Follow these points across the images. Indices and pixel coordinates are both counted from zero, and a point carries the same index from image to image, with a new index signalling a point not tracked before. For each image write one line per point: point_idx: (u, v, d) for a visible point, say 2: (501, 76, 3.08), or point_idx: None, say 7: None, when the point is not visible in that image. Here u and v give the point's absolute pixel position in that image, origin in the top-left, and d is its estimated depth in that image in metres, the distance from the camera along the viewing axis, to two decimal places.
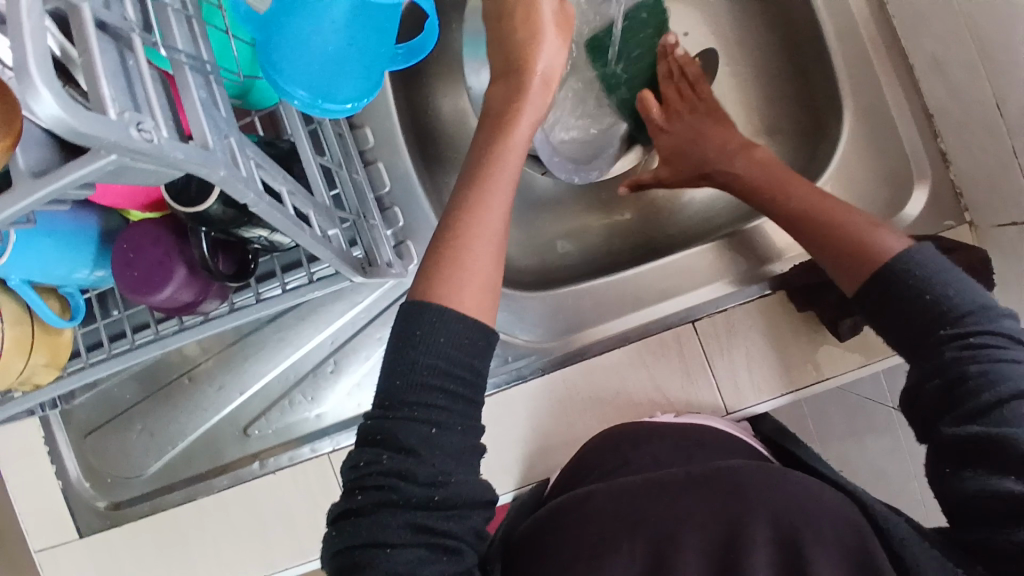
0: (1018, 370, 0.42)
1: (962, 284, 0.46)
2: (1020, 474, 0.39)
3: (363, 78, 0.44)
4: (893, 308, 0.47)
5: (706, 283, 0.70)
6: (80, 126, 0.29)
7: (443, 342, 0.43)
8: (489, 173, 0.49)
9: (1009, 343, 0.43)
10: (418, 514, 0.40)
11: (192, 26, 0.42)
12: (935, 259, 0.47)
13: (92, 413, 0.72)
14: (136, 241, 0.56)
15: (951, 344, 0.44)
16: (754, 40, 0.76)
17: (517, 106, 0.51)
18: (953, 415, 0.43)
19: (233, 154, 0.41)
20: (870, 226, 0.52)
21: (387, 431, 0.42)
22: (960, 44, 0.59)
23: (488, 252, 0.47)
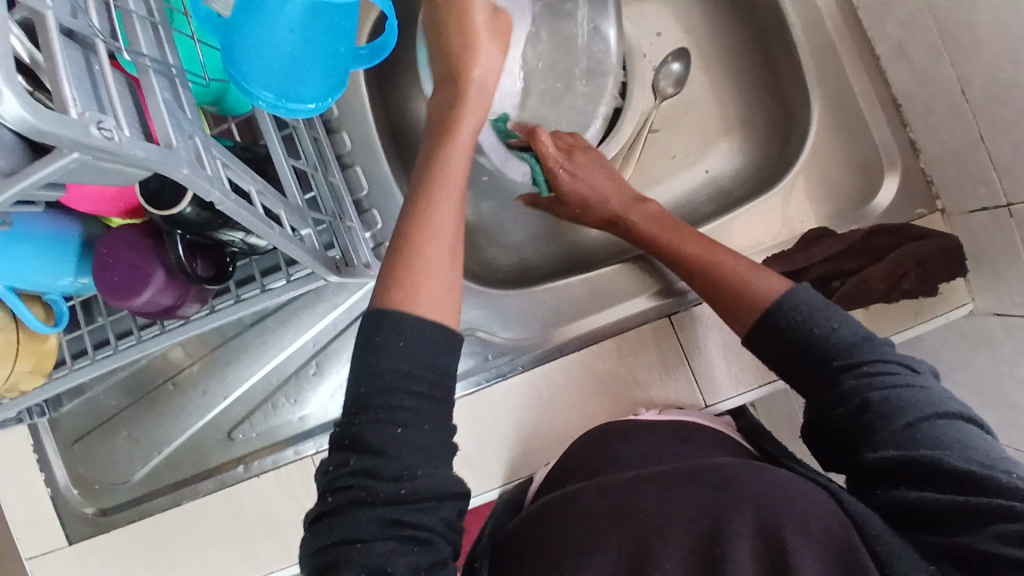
0: (913, 392, 0.45)
1: (842, 318, 0.50)
2: (945, 485, 0.40)
3: (326, 77, 0.45)
4: (782, 352, 0.51)
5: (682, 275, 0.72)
6: (42, 125, 0.30)
7: (404, 346, 0.43)
8: (441, 166, 0.50)
9: (896, 367, 0.47)
10: (387, 508, 0.41)
11: (158, 33, 0.43)
12: (814, 297, 0.52)
13: (79, 420, 0.73)
14: (114, 247, 0.57)
15: (848, 373, 0.47)
16: (725, 38, 0.77)
17: (458, 113, 0.53)
18: (868, 443, 0.45)
19: (198, 155, 0.42)
20: (751, 271, 0.56)
21: (353, 435, 0.43)
22: (923, 30, 0.60)
23: (444, 241, 0.47)
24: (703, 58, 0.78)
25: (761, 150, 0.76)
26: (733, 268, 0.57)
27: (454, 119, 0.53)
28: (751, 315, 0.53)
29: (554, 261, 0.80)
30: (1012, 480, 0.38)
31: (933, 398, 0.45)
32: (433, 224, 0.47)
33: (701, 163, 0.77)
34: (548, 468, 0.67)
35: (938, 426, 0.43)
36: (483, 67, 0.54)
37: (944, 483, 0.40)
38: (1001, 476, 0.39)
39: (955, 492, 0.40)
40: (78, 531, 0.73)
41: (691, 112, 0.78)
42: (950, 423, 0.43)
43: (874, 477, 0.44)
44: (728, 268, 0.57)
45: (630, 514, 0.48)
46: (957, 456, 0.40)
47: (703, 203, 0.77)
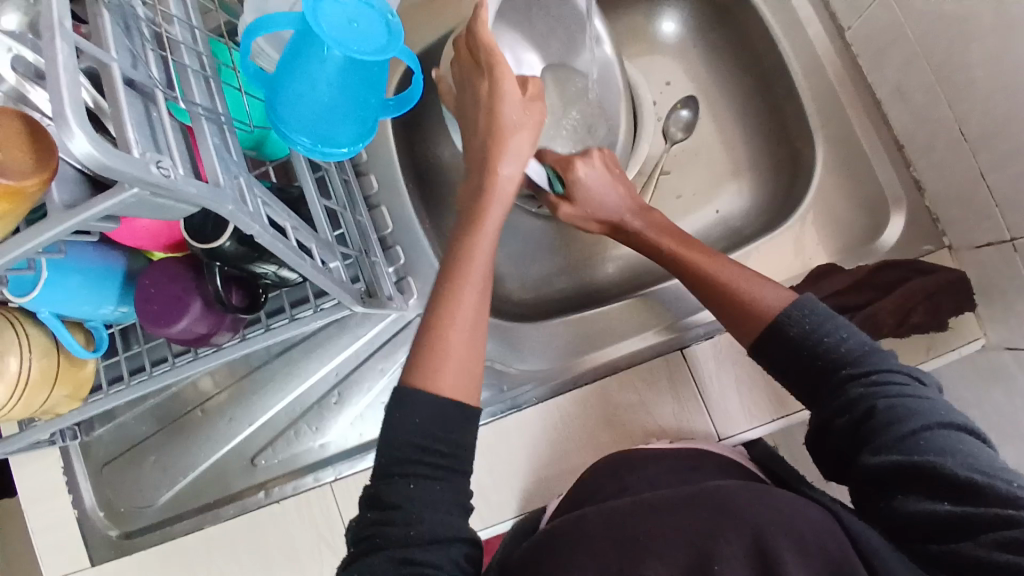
0: (916, 400, 0.49)
1: (848, 328, 0.54)
2: (952, 499, 0.44)
3: (357, 124, 0.49)
4: (788, 360, 0.55)
5: (694, 311, 0.74)
6: (108, 162, 0.34)
7: (417, 422, 0.46)
8: (468, 241, 0.54)
9: (902, 377, 0.51)
10: (399, 550, 0.43)
11: (210, 85, 0.47)
12: (817, 305, 0.56)
13: (110, 445, 0.76)
14: (157, 278, 0.60)
15: (855, 382, 0.51)
16: (731, 84, 0.81)
17: (482, 204, 0.55)
18: (871, 449, 0.48)
19: (242, 192, 0.46)
20: (755, 283, 0.60)
21: (372, 493, 0.46)
22: (919, 72, 0.63)
23: (473, 301, 0.51)
24: (713, 103, 0.82)
25: (770, 190, 0.78)
26: (735, 282, 0.60)
27: (479, 202, 0.56)
28: (758, 326, 0.57)
29: (569, 298, 0.82)
30: (1011, 489, 0.42)
31: (936, 409, 0.49)
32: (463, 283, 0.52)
33: (711, 204, 0.80)
34: (559, 499, 0.68)
35: (941, 433, 0.47)
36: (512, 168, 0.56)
37: (946, 490, 0.44)
38: (1001, 484, 0.43)
39: (956, 502, 0.44)
40: (102, 553, 0.75)
41: (701, 155, 0.81)
42: (951, 432, 0.47)
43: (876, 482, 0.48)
44: (731, 281, 0.61)
45: (630, 537, 0.49)
46: (958, 463, 0.44)
47: (715, 240, 0.79)
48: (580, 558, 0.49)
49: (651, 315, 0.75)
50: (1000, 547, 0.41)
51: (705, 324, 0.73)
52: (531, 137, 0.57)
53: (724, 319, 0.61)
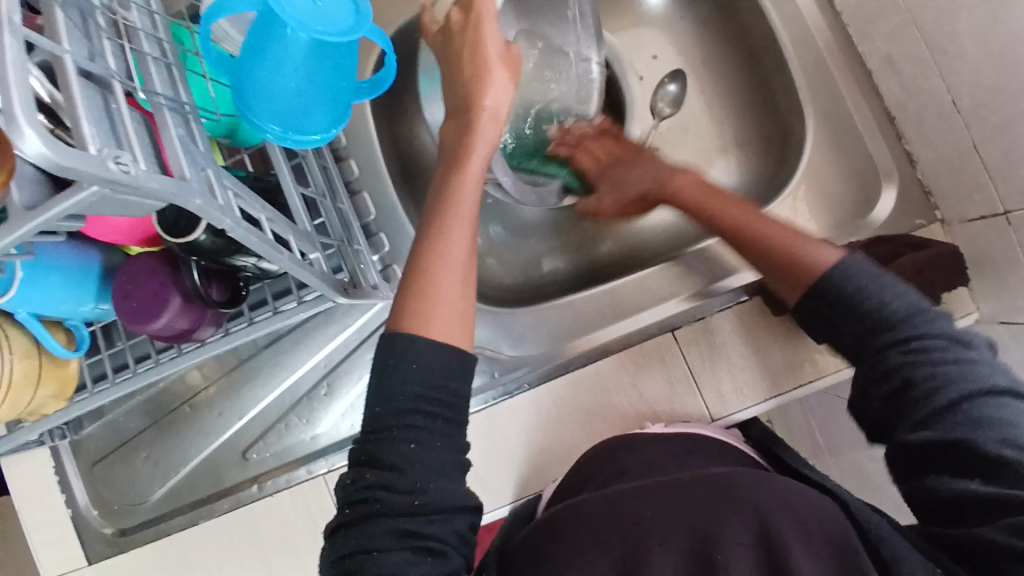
0: (962, 369, 0.45)
1: (895, 289, 0.49)
2: (983, 478, 0.42)
3: (330, 110, 0.47)
4: (830, 324, 0.51)
5: (676, 295, 0.72)
6: (63, 161, 0.32)
7: (415, 367, 0.44)
8: (450, 210, 0.51)
9: (945, 342, 0.46)
10: (401, 520, 0.42)
11: (172, 72, 0.46)
12: (866, 266, 0.50)
13: (101, 442, 0.75)
14: (134, 274, 0.59)
15: (896, 348, 0.47)
16: (719, 57, 0.79)
17: (468, 145, 0.53)
18: (909, 420, 0.46)
19: (211, 185, 0.44)
20: (803, 242, 0.55)
21: (367, 451, 0.44)
22: (911, 43, 0.62)
23: (455, 282, 0.48)
24: (701, 78, 0.80)
25: (759, 166, 0.77)
26: (782, 239, 0.56)
27: (465, 150, 0.53)
28: (807, 285, 0.53)
29: (558, 283, 0.81)
30: None
31: (981, 376, 0.45)
32: (442, 260, 0.49)
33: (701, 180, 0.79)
34: (556, 484, 0.67)
35: (983, 404, 0.43)
36: (501, 104, 0.54)
37: (975, 468, 0.42)
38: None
39: (987, 482, 0.42)
40: (100, 551, 0.75)
41: (689, 131, 0.80)
42: (994, 402, 0.43)
43: (904, 456, 0.45)
44: (776, 240, 0.57)
45: (630, 522, 0.50)
46: (993, 439, 0.42)
47: None
48: (583, 542, 0.50)
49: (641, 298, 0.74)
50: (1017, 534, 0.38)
51: (690, 307, 0.72)
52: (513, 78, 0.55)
53: (772, 275, 0.57)
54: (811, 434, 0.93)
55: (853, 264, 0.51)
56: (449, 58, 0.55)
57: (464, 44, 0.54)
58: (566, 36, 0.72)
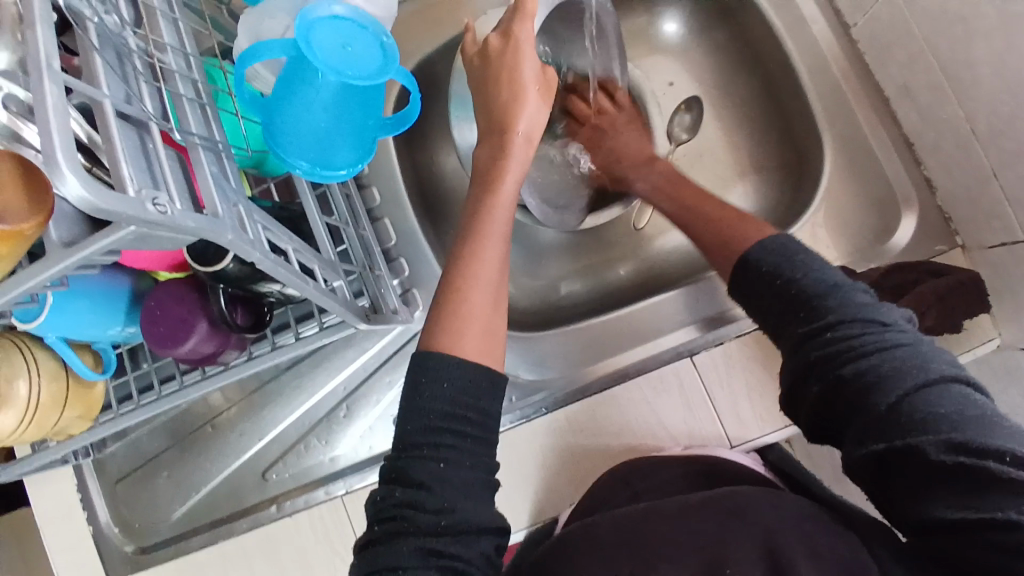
0: (890, 355, 0.44)
1: (809, 267, 0.50)
2: (958, 499, 0.40)
3: (354, 146, 0.49)
4: (761, 307, 0.52)
5: (677, 327, 0.74)
6: (102, 203, 0.33)
7: (446, 387, 0.45)
8: (476, 233, 0.52)
9: (869, 327, 0.46)
10: (428, 539, 0.42)
11: (205, 111, 0.47)
12: (797, 244, 0.53)
13: (124, 461, 0.76)
14: (161, 299, 0.61)
15: (819, 338, 0.47)
16: (737, 81, 0.79)
17: (502, 167, 0.54)
18: (849, 418, 0.44)
19: (241, 220, 0.45)
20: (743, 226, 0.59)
21: (397, 468, 0.45)
22: (928, 71, 0.62)
23: (481, 309, 0.49)
24: (717, 103, 0.81)
25: (776, 190, 0.77)
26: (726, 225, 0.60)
27: (500, 169, 0.54)
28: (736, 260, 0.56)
29: (576, 306, 0.81)
30: (1001, 467, 0.38)
31: (913, 362, 0.43)
32: (473, 283, 0.50)
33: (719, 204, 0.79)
34: (572, 509, 0.68)
35: (920, 397, 0.41)
36: (529, 129, 0.55)
37: (929, 472, 0.40)
38: (992, 466, 0.38)
39: (963, 507, 0.39)
40: (120, 569, 0.76)
41: (705, 157, 0.80)
42: (933, 390, 0.42)
43: (851, 456, 0.44)
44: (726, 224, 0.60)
45: (639, 542, 0.51)
46: (936, 442, 0.40)
47: None
48: (594, 563, 0.49)
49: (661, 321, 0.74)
50: (1007, 551, 0.37)
51: (686, 340, 0.73)
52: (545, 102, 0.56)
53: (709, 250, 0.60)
54: (831, 458, 0.92)
55: (780, 240, 0.54)
56: (485, 83, 0.56)
57: (498, 71, 0.55)
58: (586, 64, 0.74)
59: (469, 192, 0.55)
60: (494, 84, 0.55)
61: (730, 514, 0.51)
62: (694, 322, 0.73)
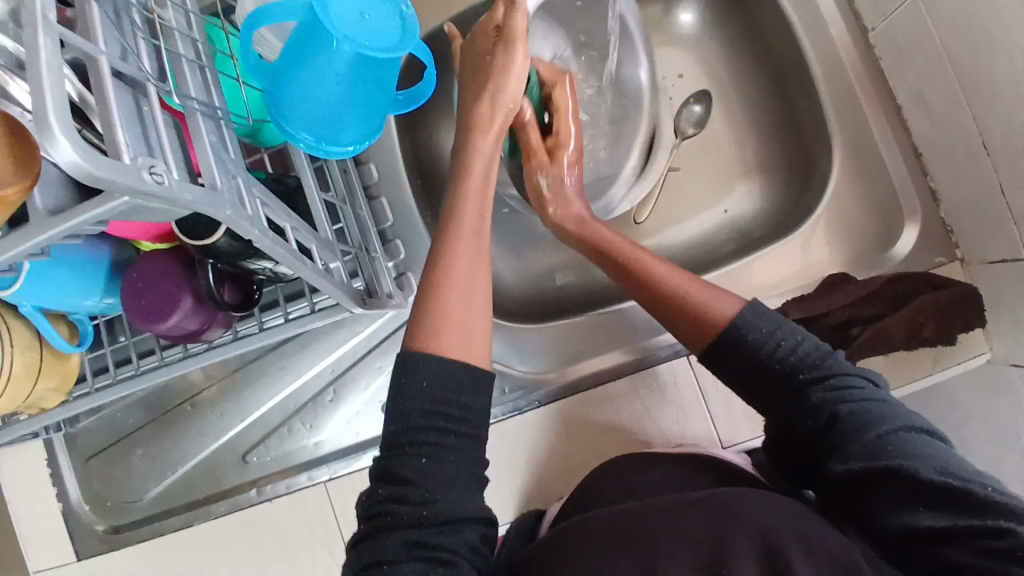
0: (879, 404, 0.48)
1: (796, 335, 0.52)
2: (930, 506, 0.42)
3: (364, 122, 0.47)
4: (746, 370, 0.52)
5: (608, 350, 0.72)
6: (96, 171, 0.31)
7: (425, 386, 0.43)
8: (455, 229, 0.50)
9: (862, 381, 0.49)
10: (410, 531, 0.41)
11: (205, 74, 0.44)
12: (768, 312, 0.53)
13: (97, 436, 0.73)
14: (146, 273, 0.58)
15: (814, 387, 0.49)
16: (748, 78, 0.78)
17: (469, 171, 0.53)
18: (837, 454, 0.47)
19: (240, 194, 0.43)
20: (709, 295, 0.56)
21: (382, 467, 0.44)
22: (944, 81, 0.62)
23: (482, 299, 0.48)
24: (726, 99, 0.79)
25: (781, 192, 0.76)
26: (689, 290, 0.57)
27: (468, 173, 0.53)
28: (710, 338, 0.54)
29: (572, 297, 0.80)
30: (985, 492, 0.41)
31: (901, 412, 0.47)
32: (452, 281, 0.47)
33: (720, 203, 0.78)
34: (561, 502, 0.67)
35: (907, 437, 0.45)
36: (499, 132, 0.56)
37: (917, 494, 0.43)
38: (978, 489, 0.42)
39: (939, 516, 0.42)
40: (90, 547, 0.73)
41: (710, 153, 0.79)
42: (918, 434, 0.46)
43: (844, 487, 0.46)
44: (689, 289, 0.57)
45: (636, 536, 0.47)
46: (929, 467, 0.43)
47: (723, 242, 0.77)
48: (584, 556, 0.46)
49: (642, 327, 0.72)
50: (986, 554, 0.39)
51: (614, 364, 0.72)
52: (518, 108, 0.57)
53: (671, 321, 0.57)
54: None
55: (755, 310, 0.53)
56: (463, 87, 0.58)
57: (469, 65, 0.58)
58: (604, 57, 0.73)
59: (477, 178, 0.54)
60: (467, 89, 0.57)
61: (720, 506, 0.48)
62: (625, 345, 0.72)
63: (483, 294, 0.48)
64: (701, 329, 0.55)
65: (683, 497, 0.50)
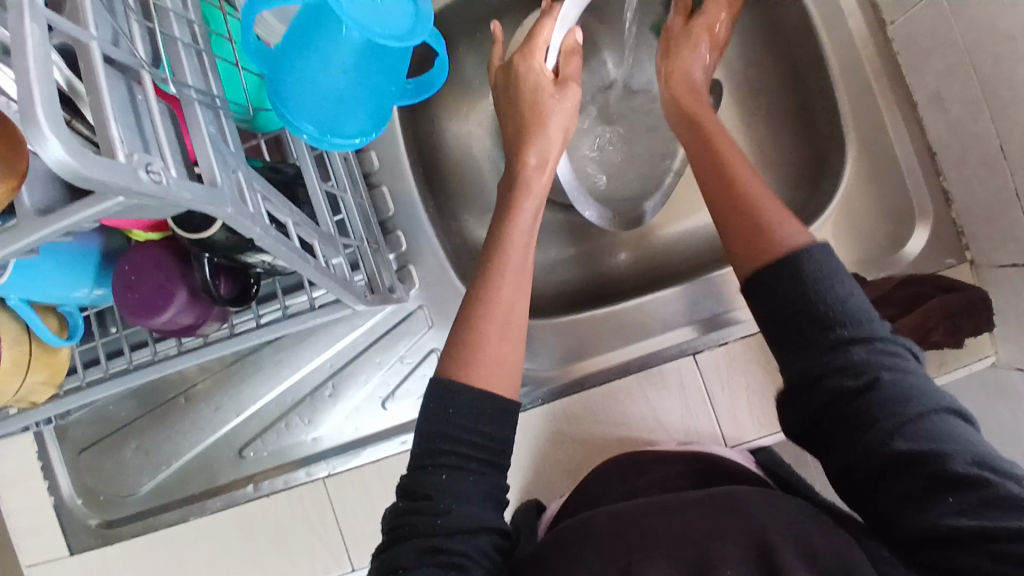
0: (917, 379, 0.44)
1: (847, 285, 0.46)
2: (957, 498, 0.39)
3: (371, 113, 0.44)
4: (784, 312, 0.46)
5: (674, 327, 0.70)
6: (86, 170, 0.29)
7: (451, 412, 0.44)
8: (500, 258, 0.51)
9: (901, 350, 0.45)
10: (426, 539, 0.41)
11: (202, 60, 0.42)
12: (829, 260, 0.47)
13: (88, 429, 0.72)
14: (138, 265, 0.55)
15: (854, 348, 0.44)
16: (761, 70, 0.76)
17: (515, 199, 0.55)
18: (868, 425, 0.42)
19: (241, 189, 0.41)
20: (768, 215, 0.50)
21: (404, 483, 0.44)
22: (964, 82, 0.60)
23: (512, 317, 0.48)
24: (738, 92, 0.77)
25: (791, 187, 0.75)
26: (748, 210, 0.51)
27: (515, 199, 0.55)
28: (764, 262, 0.48)
29: (575, 291, 0.79)
30: (1016, 489, 0.38)
31: (936, 392, 0.43)
32: (489, 310, 0.48)
33: None
34: (563, 499, 0.66)
35: (942, 418, 0.42)
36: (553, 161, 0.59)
37: (945, 483, 0.39)
38: (1009, 485, 0.38)
39: (971, 516, 0.38)
40: (82, 541, 0.72)
41: None
42: (953, 418, 0.42)
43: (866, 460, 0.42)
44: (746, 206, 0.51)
45: (639, 534, 0.45)
46: (965, 457, 0.39)
47: None
48: (586, 556, 0.44)
49: (702, 305, 0.70)
50: (1008, 561, 0.36)
51: (682, 340, 0.70)
52: (563, 131, 0.60)
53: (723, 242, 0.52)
54: None
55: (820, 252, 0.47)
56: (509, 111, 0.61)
57: (524, 100, 0.60)
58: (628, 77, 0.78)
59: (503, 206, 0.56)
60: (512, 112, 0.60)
61: (730, 509, 0.46)
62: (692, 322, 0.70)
63: (522, 325, 0.49)
64: (748, 264, 0.49)
65: (682, 494, 0.50)
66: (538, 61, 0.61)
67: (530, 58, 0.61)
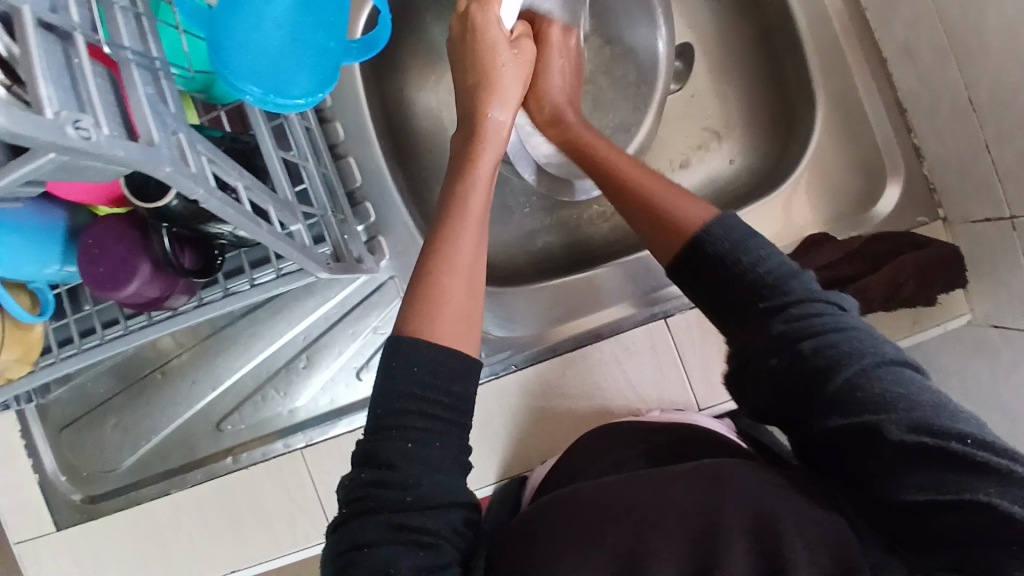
0: (851, 338, 0.41)
1: (765, 248, 0.46)
2: (901, 466, 0.37)
3: (318, 73, 0.43)
4: (705, 287, 0.47)
5: (612, 304, 0.71)
6: (15, 127, 0.29)
7: (415, 370, 0.44)
8: (462, 211, 0.51)
9: (825, 308, 0.43)
10: (394, 515, 0.41)
11: (142, 22, 0.42)
12: (748, 230, 0.47)
13: (68, 407, 0.73)
14: (99, 237, 0.55)
15: (776, 319, 0.43)
16: (732, 29, 0.75)
17: (477, 150, 0.55)
18: (805, 398, 0.41)
19: (181, 150, 0.40)
20: (676, 197, 0.51)
21: (366, 450, 0.43)
22: (930, 32, 0.59)
23: (461, 284, 0.48)
24: (709, 54, 0.76)
25: (763, 149, 0.74)
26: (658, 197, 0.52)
27: (475, 152, 0.55)
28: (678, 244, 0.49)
29: (551, 261, 0.78)
30: (959, 447, 0.36)
31: (872, 345, 0.41)
32: (444, 266, 0.48)
33: (699, 161, 0.76)
34: (544, 466, 0.67)
35: (873, 377, 0.39)
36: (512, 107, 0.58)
37: (891, 455, 0.37)
38: (953, 447, 0.35)
39: (921, 483, 0.36)
40: (68, 517, 0.73)
41: (692, 110, 0.77)
42: (887, 373, 0.39)
43: (819, 435, 0.40)
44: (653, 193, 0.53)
45: (623, 509, 0.43)
46: (901, 422, 0.37)
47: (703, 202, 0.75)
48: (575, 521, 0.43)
49: (650, 278, 0.71)
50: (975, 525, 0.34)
51: (619, 318, 0.71)
52: (519, 81, 0.59)
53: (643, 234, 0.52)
54: None
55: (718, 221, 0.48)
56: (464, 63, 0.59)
57: (481, 55, 0.59)
58: (609, 27, 0.74)
59: (459, 163, 0.55)
60: (470, 71, 0.59)
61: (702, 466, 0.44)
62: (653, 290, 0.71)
63: (483, 278, 0.50)
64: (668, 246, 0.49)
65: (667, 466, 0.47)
66: (495, 12, 0.60)
67: (489, 9, 0.59)
